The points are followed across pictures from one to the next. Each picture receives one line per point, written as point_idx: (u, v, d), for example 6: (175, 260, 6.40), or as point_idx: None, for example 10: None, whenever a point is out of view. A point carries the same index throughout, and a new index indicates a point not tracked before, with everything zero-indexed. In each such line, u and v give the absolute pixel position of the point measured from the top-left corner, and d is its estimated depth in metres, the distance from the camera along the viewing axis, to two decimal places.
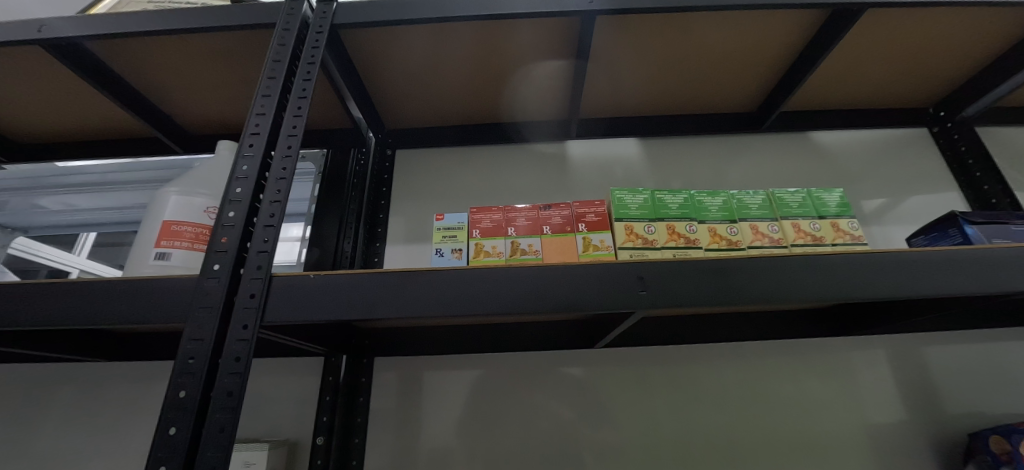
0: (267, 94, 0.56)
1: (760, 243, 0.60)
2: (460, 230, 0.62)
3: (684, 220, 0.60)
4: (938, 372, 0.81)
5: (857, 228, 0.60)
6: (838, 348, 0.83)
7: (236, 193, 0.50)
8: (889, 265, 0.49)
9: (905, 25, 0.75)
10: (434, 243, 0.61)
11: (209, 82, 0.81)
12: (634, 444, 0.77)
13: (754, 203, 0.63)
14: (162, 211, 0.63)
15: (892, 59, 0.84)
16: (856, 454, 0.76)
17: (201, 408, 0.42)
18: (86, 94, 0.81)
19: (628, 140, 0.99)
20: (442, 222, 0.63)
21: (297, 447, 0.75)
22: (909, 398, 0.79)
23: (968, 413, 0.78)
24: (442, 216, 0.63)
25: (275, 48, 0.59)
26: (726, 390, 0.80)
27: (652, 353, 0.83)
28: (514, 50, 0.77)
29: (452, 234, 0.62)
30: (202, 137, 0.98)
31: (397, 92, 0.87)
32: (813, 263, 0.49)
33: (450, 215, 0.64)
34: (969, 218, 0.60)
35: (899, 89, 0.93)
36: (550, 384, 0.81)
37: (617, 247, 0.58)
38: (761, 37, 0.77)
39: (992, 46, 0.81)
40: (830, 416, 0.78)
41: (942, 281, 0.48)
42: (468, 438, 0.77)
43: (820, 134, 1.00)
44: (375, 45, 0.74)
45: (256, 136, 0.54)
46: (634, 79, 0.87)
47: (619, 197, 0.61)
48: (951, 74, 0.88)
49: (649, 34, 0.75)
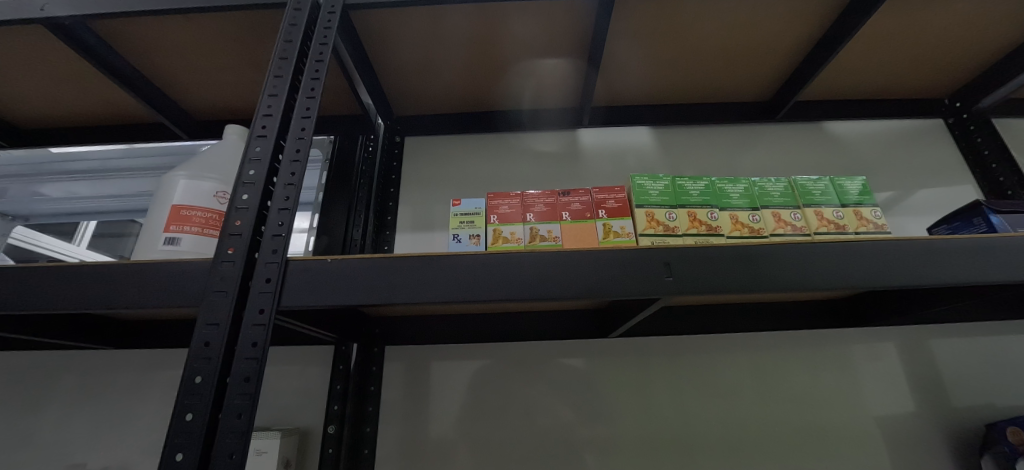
0: (279, 75, 0.55)
1: (782, 231, 0.59)
2: (477, 216, 0.61)
3: (705, 207, 0.59)
4: (951, 364, 0.81)
5: (879, 216, 0.60)
6: (852, 339, 0.82)
7: (249, 175, 0.49)
8: (918, 252, 0.48)
9: (927, 12, 0.73)
10: (451, 229, 0.60)
11: (215, 64, 0.79)
12: (647, 434, 0.77)
13: (776, 191, 0.62)
14: (170, 196, 0.61)
15: (911, 48, 0.82)
16: (869, 445, 0.76)
17: (218, 394, 0.41)
18: (90, 78, 0.79)
19: (639, 129, 0.98)
20: (458, 207, 0.62)
21: (308, 435, 0.75)
22: (923, 390, 0.79)
23: (982, 404, 0.78)
24: (460, 201, 0.62)
25: (286, 29, 0.58)
26: (737, 380, 0.80)
27: (665, 343, 0.82)
28: (527, 35, 0.75)
29: (470, 220, 0.61)
30: (207, 123, 0.96)
31: (406, 78, 0.85)
32: (842, 250, 0.48)
33: (467, 200, 0.62)
34: (994, 206, 0.59)
35: (915, 79, 0.92)
36: (560, 374, 0.80)
37: (638, 233, 0.57)
38: (781, 23, 0.76)
39: (1014, 35, 0.80)
40: (844, 407, 0.78)
41: (970, 268, 0.47)
42: (480, 426, 0.77)
43: (834, 124, 0.99)
44: (387, 28, 0.73)
45: (268, 118, 0.52)
46: (646, 68, 0.86)
47: (640, 183, 0.60)
48: (970, 64, 0.87)
49: (666, 19, 0.74)
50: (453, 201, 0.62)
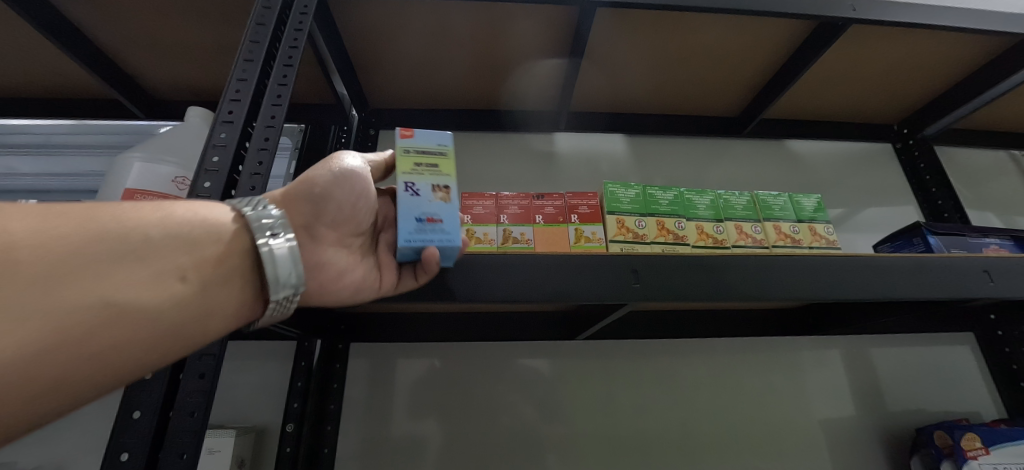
0: (249, 59, 0.52)
1: (744, 242, 0.62)
2: (439, 159, 0.44)
3: (673, 216, 0.61)
4: (888, 372, 0.87)
5: (831, 233, 0.64)
6: (800, 346, 0.87)
7: (212, 162, 0.47)
8: (864, 268, 0.51)
9: (884, 43, 0.79)
10: (402, 175, 0.42)
11: (179, 42, 0.75)
12: (609, 435, 0.78)
13: (740, 204, 0.65)
14: (123, 179, 0.57)
15: (867, 76, 0.88)
16: (813, 447, 0.81)
17: (170, 389, 0.39)
18: (38, 48, 0.74)
19: (614, 137, 1.00)
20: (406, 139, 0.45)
21: (265, 433, 0.72)
22: (863, 396, 0.85)
23: (913, 410, 0.84)
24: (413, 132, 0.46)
25: (259, 11, 0.55)
26: (696, 384, 0.83)
27: (630, 346, 0.85)
28: (517, 43, 0.77)
29: (429, 164, 0.44)
30: (170, 103, 0.91)
31: (386, 70, 0.84)
32: (796, 264, 0.51)
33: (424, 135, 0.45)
34: (932, 228, 0.64)
35: (869, 106, 0.99)
36: (526, 375, 0.81)
37: (608, 239, 0.59)
38: (752, 44, 0.79)
39: (955, 71, 0.87)
40: (792, 409, 0.83)
41: (906, 285, 0.51)
42: (445, 426, 0.76)
43: (796, 143, 1.04)
44: (369, 19, 0.71)
45: (236, 103, 0.50)
46: (627, 78, 0.88)
47: (612, 191, 0.62)
48: (916, 94, 0.94)
49: (649, 34, 0.76)
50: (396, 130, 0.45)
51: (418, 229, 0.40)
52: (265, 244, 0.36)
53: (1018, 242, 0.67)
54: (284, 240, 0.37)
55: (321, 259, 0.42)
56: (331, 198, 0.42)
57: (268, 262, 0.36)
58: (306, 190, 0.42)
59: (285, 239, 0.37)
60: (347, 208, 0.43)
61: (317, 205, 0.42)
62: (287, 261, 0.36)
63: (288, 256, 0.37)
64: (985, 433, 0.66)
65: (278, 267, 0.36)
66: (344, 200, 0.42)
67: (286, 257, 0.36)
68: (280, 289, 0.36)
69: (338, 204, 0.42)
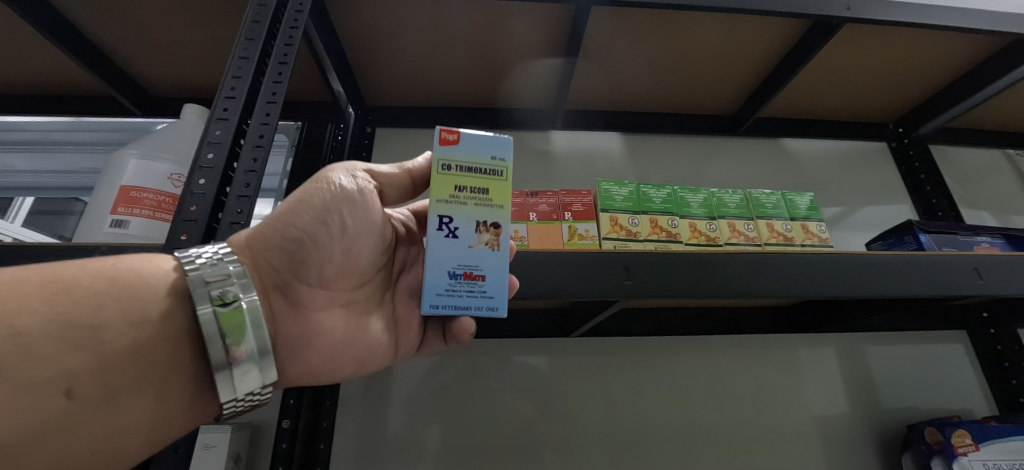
0: (244, 56, 0.53)
1: (736, 240, 0.62)
2: (488, 182, 0.44)
3: (666, 214, 0.62)
4: (882, 371, 0.88)
5: (824, 231, 0.64)
6: (794, 344, 0.88)
7: (207, 159, 0.47)
8: (855, 265, 0.52)
9: (879, 42, 0.79)
10: (448, 204, 0.43)
11: (176, 40, 0.75)
12: (603, 433, 0.79)
13: (733, 202, 0.65)
14: (119, 176, 0.58)
15: (861, 75, 0.89)
16: (806, 445, 0.81)
17: None
18: (34, 45, 0.74)
19: (610, 135, 1.00)
20: (449, 150, 0.44)
21: (260, 430, 0.73)
22: (856, 394, 0.85)
23: (906, 408, 0.85)
24: (457, 138, 0.44)
25: (255, 9, 0.56)
26: (690, 383, 0.83)
27: (625, 343, 0.85)
28: (515, 41, 0.77)
29: (477, 191, 0.43)
30: (167, 101, 0.91)
31: (382, 68, 0.84)
32: (787, 261, 0.51)
33: (469, 147, 0.44)
34: (923, 227, 0.65)
35: (864, 105, 0.99)
36: (521, 373, 0.81)
37: (602, 237, 0.59)
38: (748, 43, 0.80)
39: (949, 70, 0.87)
40: (785, 407, 0.83)
41: (897, 283, 0.52)
42: (439, 423, 0.77)
43: (792, 141, 1.04)
44: (366, 18, 0.72)
45: (231, 100, 0.50)
46: (623, 77, 0.88)
47: (606, 189, 0.62)
48: (911, 93, 0.95)
49: (646, 33, 0.77)
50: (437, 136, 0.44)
51: (453, 285, 0.42)
52: (209, 317, 0.35)
53: (1010, 240, 0.68)
54: (234, 309, 0.36)
55: (318, 322, 0.43)
56: (313, 248, 0.42)
57: (216, 343, 0.35)
58: (281, 241, 0.41)
59: (235, 305, 0.36)
60: (335, 261, 0.44)
61: (299, 260, 0.42)
62: (239, 340, 0.35)
63: (239, 335, 0.35)
64: (976, 430, 0.67)
65: (228, 347, 0.35)
66: (330, 252, 0.43)
67: (236, 339, 0.35)
68: (238, 382, 0.36)
69: (324, 258, 0.43)
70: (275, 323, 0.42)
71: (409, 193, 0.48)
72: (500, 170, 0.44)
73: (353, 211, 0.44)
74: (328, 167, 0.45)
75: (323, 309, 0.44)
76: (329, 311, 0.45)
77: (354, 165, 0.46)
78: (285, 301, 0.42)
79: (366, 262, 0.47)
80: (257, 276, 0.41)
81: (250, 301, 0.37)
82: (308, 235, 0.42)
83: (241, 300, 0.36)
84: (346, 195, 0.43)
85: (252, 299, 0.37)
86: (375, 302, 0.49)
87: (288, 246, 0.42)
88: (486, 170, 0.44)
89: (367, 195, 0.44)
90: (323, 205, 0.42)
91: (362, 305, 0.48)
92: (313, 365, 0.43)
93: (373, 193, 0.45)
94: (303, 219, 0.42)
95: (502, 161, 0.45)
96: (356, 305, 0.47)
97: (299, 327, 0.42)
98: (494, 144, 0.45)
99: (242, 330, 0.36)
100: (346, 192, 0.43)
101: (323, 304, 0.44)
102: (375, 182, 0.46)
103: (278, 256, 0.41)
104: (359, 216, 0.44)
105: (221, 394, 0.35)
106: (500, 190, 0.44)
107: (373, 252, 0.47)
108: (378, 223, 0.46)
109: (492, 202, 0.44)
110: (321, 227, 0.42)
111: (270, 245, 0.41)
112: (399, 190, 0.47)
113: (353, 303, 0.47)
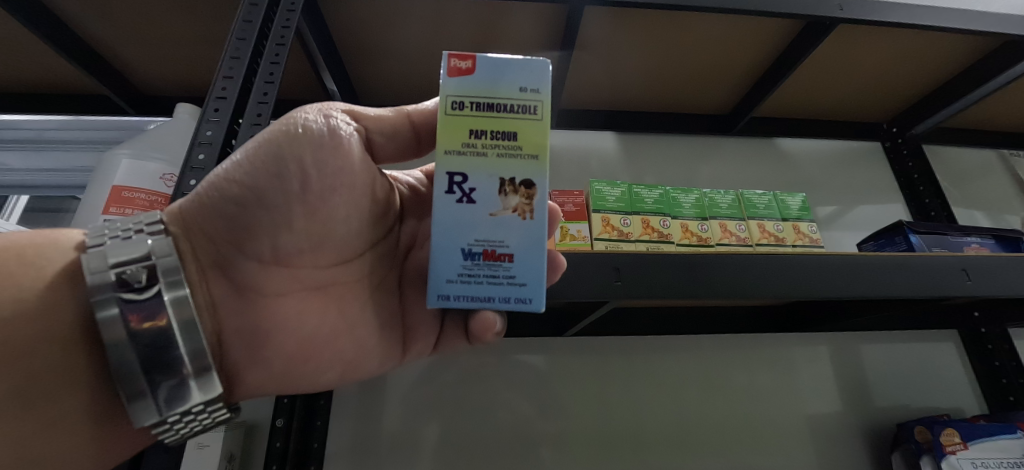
0: (236, 56, 0.52)
1: (728, 241, 0.63)
2: (514, 125, 0.37)
3: (658, 215, 0.62)
4: (873, 370, 0.88)
5: (815, 231, 0.65)
6: (787, 343, 0.88)
7: (198, 159, 0.47)
8: (843, 266, 0.52)
9: (872, 41, 0.79)
10: (463, 156, 0.37)
11: (169, 40, 0.75)
12: (595, 430, 0.79)
13: (724, 203, 0.66)
14: (111, 176, 0.58)
15: (855, 75, 0.89)
16: (797, 444, 0.82)
17: None
18: (26, 44, 0.73)
19: (605, 134, 0.99)
20: (462, 84, 0.38)
21: (254, 429, 0.73)
22: (847, 393, 0.86)
23: (896, 406, 0.86)
24: (472, 66, 0.38)
25: (246, 8, 0.56)
26: (683, 382, 0.84)
27: (619, 342, 0.85)
28: (512, 36, 0.77)
29: (500, 140, 0.37)
30: (162, 100, 0.91)
31: (376, 67, 0.84)
32: (776, 262, 0.51)
33: (486, 78, 0.38)
34: (914, 227, 0.65)
35: (857, 105, 1.00)
36: (516, 372, 0.81)
37: (593, 237, 0.59)
38: (742, 43, 0.80)
39: (942, 70, 0.88)
40: (777, 406, 0.84)
41: (885, 284, 0.52)
42: (431, 422, 0.77)
43: (786, 141, 1.05)
44: (360, 18, 0.72)
45: (222, 100, 0.50)
46: (619, 74, 0.88)
47: (598, 190, 0.63)
48: (905, 93, 0.95)
49: (641, 33, 0.77)
50: (447, 65, 0.38)
51: (471, 268, 0.37)
52: (115, 319, 0.30)
53: (999, 240, 0.68)
54: (151, 296, 0.32)
55: (274, 308, 0.40)
56: (261, 213, 0.38)
57: (130, 350, 0.30)
58: (223, 207, 0.38)
59: (151, 292, 0.32)
60: (292, 231, 0.40)
61: (245, 231, 0.38)
62: (159, 349, 0.31)
63: (156, 341, 0.31)
64: (965, 429, 0.67)
65: (146, 359, 0.31)
66: (284, 219, 0.39)
67: (154, 348, 0.31)
68: (165, 403, 0.31)
69: (276, 228, 0.39)
70: (216, 309, 0.38)
71: (412, 149, 0.45)
72: (528, 105, 0.38)
73: (315, 165, 0.39)
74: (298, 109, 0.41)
75: (282, 293, 0.40)
76: (290, 295, 0.40)
77: (332, 105, 0.42)
78: (230, 285, 0.39)
79: (337, 234, 0.42)
80: (195, 252, 0.38)
81: (170, 285, 0.33)
82: (253, 198, 0.38)
83: (158, 286, 0.33)
84: (308, 141, 0.38)
85: (172, 283, 0.33)
86: (361, 283, 0.45)
87: (229, 214, 0.38)
88: (509, 107, 0.38)
89: (338, 138, 0.40)
90: (273, 159, 0.38)
91: (339, 287, 0.43)
92: (275, 360, 0.40)
93: (350, 138, 0.40)
94: (247, 180, 0.38)
95: (531, 93, 0.38)
96: (332, 286, 0.43)
97: (251, 314, 0.39)
98: (518, 73, 0.38)
99: (164, 333, 0.31)
100: (306, 141, 0.38)
101: (283, 288, 0.40)
102: (358, 125, 0.42)
103: (218, 228, 0.38)
104: (322, 173, 0.39)
105: (142, 418, 0.31)
106: (528, 132, 0.37)
107: (349, 222, 0.42)
108: (350, 183, 0.41)
109: (518, 148, 0.37)
110: (271, 187, 0.38)
111: (209, 216, 0.38)
112: (397, 140, 0.44)
113: (324, 278, 0.42)
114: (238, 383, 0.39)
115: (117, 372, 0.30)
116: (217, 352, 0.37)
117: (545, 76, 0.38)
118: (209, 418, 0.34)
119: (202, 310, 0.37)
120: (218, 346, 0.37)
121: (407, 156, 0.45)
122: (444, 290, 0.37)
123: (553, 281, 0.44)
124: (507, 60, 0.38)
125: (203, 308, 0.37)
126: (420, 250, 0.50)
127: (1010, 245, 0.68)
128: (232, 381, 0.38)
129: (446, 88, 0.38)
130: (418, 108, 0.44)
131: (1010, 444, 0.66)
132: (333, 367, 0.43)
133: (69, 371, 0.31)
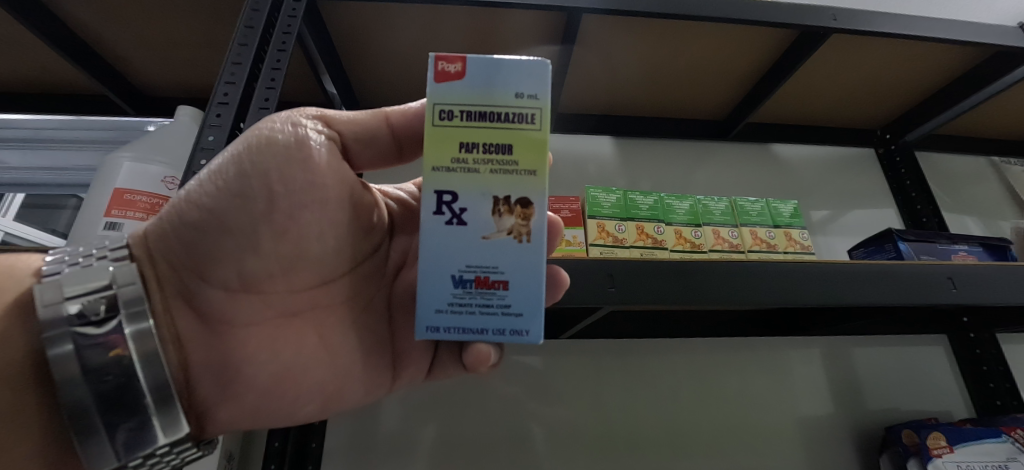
0: (237, 62, 0.53)
1: (720, 247, 0.64)
2: (511, 133, 0.38)
3: (652, 221, 0.63)
4: (863, 373, 0.90)
5: (806, 238, 0.66)
6: (779, 346, 0.90)
7: (200, 164, 0.47)
8: (832, 273, 0.53)
9: (867, 50, 0.80)
10: (453, 171, 0.38)
11: (169, 43, 0.76)
12: (589, 430, 0.80)
13: (718, 210, 0.68)
14: (112, 179, 0.58)
15: (849, 82, 0.90)
16: (787, 446, 0.83)
17: None
18: (30, 47, 0.75)
19: (601, 139, 1.00)
20: (452, 91, 0.38)
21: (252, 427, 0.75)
22: (836, 396, 0.87)
23: (885, 409, 0.87)
24: (461, 69, 0.39)
25: (248, 13, 0.56)
26: (677, 385, 0.85)
27: (614, 344, 0.87)
28: (515, 36, 0.77)
29: (496, 158, 0.38)
30: (161, 102, 0.92)
31: (375, 72, 0.85)
32: (768, 269, 0.52)
33: (478, 83, 0.39)
34: (903, 235, 0.66)
35: (849, 113, 1.01)
36: (514, 372, 0.83)
37: (588, 243, 0.61)
38: (738, 50, 0.81)
39: (936, 78, 0.89)
40: (767, 408, 0.85)
41: (874, 291, 0.53)
42: (426, 423, 0.78)
43: (781, 147, 1.06)
44: (358, 23, 0.73)
45: (224, 105, 0.51)
46: (619, 78, 0.88)
47: (593, 196, 0.64)
48: (898, 100, 0.96)
49: (641, 39, 0.78)
50: (434, 69, 0.39)
51: (462, 296, 0.38)
52: (67, 355, 0.31)
53: (987, 248, 0.70)
54: (110, 329, 0.33)
55: (242, 340, 0.40)
56: (221, 235, 0.39)
57: (85, 385, 0.31)
58: (185, 232, 0.39)
59: (112, 325, 0.33)
60: (258, 255, 0.40)
61: (206, 256, 0.39)
62: (122, 386, 0.32)
63: (120, 371, 0.32)
64: (952, 432, 0.69)
65: (104, 399, 0.32)
66: (250, 242, 0.39)
67: (120, 379, 0.32)
68: (125, 447, 0.32)
69: (241, 252, 0.39)
70: (179, 337, 0.39)
71: (393, 154, 0.46)
72: (527, 114, 0.38)
73: (280, 182, 0.39)
74: (270, 117, 0.42)
75: (253, 322, 0.41)
76: (261, 324, 0.41)
77: (303, 111, 0.43)
78: (196, 315, 0.40)
79: (311, 254, 0.42)
80: (159, 282, 0.39)
81: (132, 316, 0.34)
82: (213, 220, 0.39)
83: (118, 319, 0.34)
84: (274, 153, 0.39)
85: (134, 314, 0.34)
86: (344, 304, 0.45)
87: (191, 239, 0.39)
88: (507, 116, 0.38)
89: (307, 149, 0.40)
90: (235, 178, 0.39)
91: (316, 312, 0.43)
92: (248, 397, 0.40)
93: (319, 148, 0.41)
94: (208, 202, 0.39)
95: (530, 100, 0.38)
96: (309, 311, 0.43)
97: (218, 346, 0.39)
98: (514, 78, 0.39)
99: (124, 366, 0.32)
100: (270, 156, 0.39)
101: (253, 318, 0.41)
102: (331, 129, 0.43)
103: (178, 254, 0.39)
104: (288, 189, 0.39)
105: (99, 465, 0.31)
106: (523, 143, 0.38)
107: (323, 240, 0.42)
108: (322, 199, 0.41)
109: (514, 163, 0.38)
110: (232, 209, 0.39)
111: (171, 242, 0.39)
112: (376, 146, 0.45)
113: (296, 303, 0.42)
114: (208, 422, 0.40)
115: (74, 406, 0.31)
116: (184, 391, 0.38)
117: (542, 81, 0.39)
118: (179, 458, 0.35)
119: (166, 344, 0.38)
120: (185, 383, 0.38)
121: (392, 162, 0.47)
122: (433, 322, 0.37)
123: (557, 297, 0.45)
124: (499, 62, 0.39)
125: (167, 342, 0.38)
126: (411, 269, 0.51)
127: (998, 253, 0.70)
128: (201, 419, 0.39)
129: (438, 94, 0.38)
130: (397, 110, 0.44)
131: (996, 447, 0.67)
132: (313, 401, 0.43)
133: (36, 392, 0.32)
